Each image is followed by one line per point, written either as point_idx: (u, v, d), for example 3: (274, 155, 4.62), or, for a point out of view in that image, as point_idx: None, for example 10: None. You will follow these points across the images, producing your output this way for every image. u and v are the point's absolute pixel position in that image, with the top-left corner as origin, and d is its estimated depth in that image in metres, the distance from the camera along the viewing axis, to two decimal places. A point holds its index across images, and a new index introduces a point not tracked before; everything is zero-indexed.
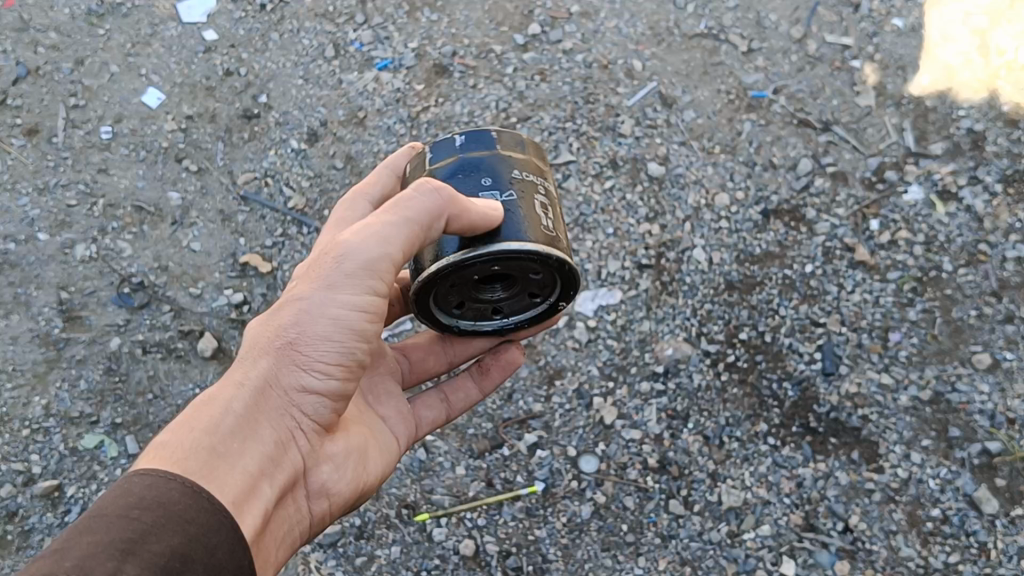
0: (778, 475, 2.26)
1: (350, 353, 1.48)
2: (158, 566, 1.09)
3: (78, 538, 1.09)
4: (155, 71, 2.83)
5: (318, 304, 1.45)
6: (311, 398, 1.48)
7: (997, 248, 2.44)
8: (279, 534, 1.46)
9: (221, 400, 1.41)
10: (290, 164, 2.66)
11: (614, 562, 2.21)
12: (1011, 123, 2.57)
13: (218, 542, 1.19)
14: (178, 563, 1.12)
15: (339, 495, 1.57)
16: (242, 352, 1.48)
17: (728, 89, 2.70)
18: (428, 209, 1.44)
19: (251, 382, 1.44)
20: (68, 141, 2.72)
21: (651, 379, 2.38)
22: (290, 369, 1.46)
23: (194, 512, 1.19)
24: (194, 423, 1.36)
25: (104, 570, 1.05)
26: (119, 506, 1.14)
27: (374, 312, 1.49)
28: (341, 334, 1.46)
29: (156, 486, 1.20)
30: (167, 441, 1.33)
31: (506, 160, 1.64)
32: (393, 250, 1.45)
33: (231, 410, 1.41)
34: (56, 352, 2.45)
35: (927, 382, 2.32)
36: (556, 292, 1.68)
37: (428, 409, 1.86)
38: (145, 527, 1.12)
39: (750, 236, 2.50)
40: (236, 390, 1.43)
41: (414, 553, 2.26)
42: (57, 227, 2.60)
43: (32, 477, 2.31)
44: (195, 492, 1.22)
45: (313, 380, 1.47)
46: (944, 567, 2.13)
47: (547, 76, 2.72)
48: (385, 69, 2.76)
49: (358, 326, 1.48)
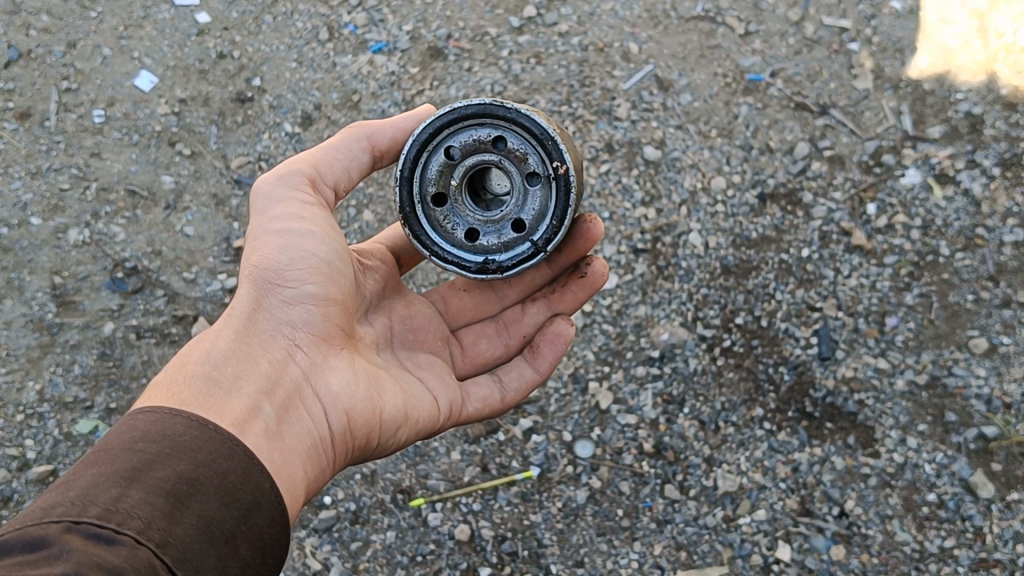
0: (774, 459, 2.28)
1: (315, 252, 1.57)
2: (164, 489, 1.14)
3: (85, 471, 1.14)
4: (148, 54, 2.78)
5: (267, 225, 1.59)
6: (295, 310, 1.55)
7: (994, 232, 2.43)
8: (303, 447, 1.47)
9: (210, 338, 1.52)
10: (285, 148, 2.65)
11: (610, 546, 2.25)
12: (1010, 106, 2.54)
13: (229, 467, 1.24)
14: (186, 486, 1.16)
15: (361, 407, 1.57)
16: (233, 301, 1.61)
17: (726, 72, 2.67)
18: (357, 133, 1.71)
19: (233, 314, 1.55)
20: (60, 125, 2.69)
21: (647, 363, 2.37)
22: (266, 291, 1.56)
23: (202, 441, 1.25)
24: (186, 360, 1.48)
25: (109, 494, 1.10)
26: (124, 442, 1.20)
27: (320, 220, 1.61)
28: (297, 241, 1.57)
29: (162, 421, 1.26)
30: (164, 382, 1.44)
31: None
32: (300, 166, 1.67)
33: (216, 337, 1.51)
34: (50, 337, 2.46)
35: (923, 366, 2.33)
36: (543, 159, 1.57)
37: (476, 386, 1.85)
38: (150, 456, 1.18)
39: (747, 220, 2.49)
40: (222, 324, 1.54)
41: (409, 538, 2.27)
42: (50, 211, 2.59)
43: (27, 462, 2.36)
44: (202, 425, 1.27)
45: (289, 292, 1.55)
46: (940, 552, 2.17)
47: (543, 59, 2.68)
48: (380, 52, 2.73)
49: (311, 231, 1.58)
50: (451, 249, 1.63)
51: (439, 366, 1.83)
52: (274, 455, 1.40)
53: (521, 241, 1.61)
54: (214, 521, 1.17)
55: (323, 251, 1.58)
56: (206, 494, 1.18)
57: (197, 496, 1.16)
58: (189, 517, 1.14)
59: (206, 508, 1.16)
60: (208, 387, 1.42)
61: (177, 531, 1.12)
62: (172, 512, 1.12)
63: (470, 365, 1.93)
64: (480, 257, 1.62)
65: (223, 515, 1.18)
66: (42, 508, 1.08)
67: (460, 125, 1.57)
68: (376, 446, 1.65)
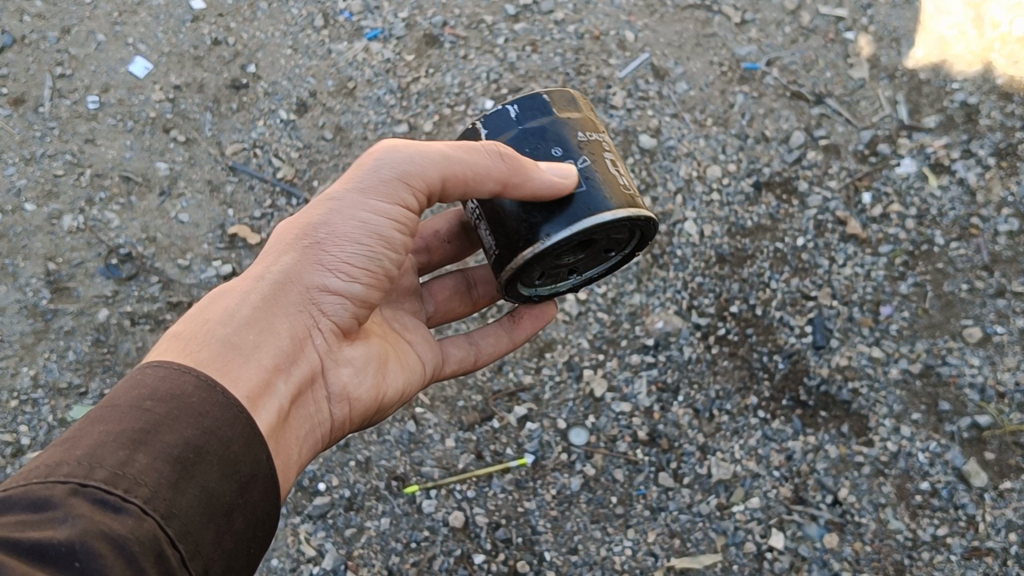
0: (768, 448, 2.27)
1: (376, 250, 1.53)
2: (171, 456, 1.11)
3: (91, 428, 1.11)
4: (143, 40, 2.78)
5: (348, 206, 1.51)
6: (332, 298, 1.52)
7: (989, 222, 2.42)
8: (304, 437, 1.49)
9: (240, 294, 1.47)
10: (279, 135, 2.65)
11: (603, 534, 2.23)
12: (1005, 96, 2.55)
13: (233, 436, 1.19)
14: (191, 454, 1.13)
15: (359, 400, 1.60)
16: (269, 249, 1.54)
17: (721, 61, 2.68)
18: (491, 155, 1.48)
19: (269, 275, 1.50)
20: (54, 111, 2.68)
21: (641, 351, 2.38)
22: (311, 268, 1.51)
23: (209, 405, 1.20)
24: (210, 314, 1.43)
25: (116, 458, 1.07)
26: (132, 399, 1.16)
27: (397, 219, 1.54)
28: (367, 237, 1.51)
29: (170, 376, 1.21)
30: (187, 333, 1.40)
31: (568, 123, 1.63)
32: (428, 169, 1.51)
33: (249, 299, 1.46)
34: (44, 323, 2.43)
35: (917, 356, 2.32)
36: (633, 244, 1.70)
37: (453, 347, 1.89)
38: (158, 419, 1.14)
39: (742, 209, 2.49)
40: (257, 282, 1.49)
41: (403, 525, 2.25)
42: (44, 197, 2.58)
43: (20, 449, 2.31)
44: (211, 386, 1.22)
45: (335, 281, 1.52)
46: (933, 540, 2.14)
47: (539, 47, 2.70)
48: (375, 39, 2.75)
49: (385, 232, 1.53)
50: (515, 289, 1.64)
51: (422, 329, 1.83)
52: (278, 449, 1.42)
53: (565, 279, 1.74)
54: (215, 493, 1.13)
55: (382, 250, 1.54)
56: (210, 464, 1.14)
57: (202, 466, 1.13)
58: (192, 487, 1.11)
59: (209, 480, 1.13)
60: (233, 356, 1.38)
61: (181, 502, 1.09)
62: (177, 482, 1.10)
63: (437, 319, 2.03)
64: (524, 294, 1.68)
65: (224, 488, 1.15)
66: (47, 465, 1.05)
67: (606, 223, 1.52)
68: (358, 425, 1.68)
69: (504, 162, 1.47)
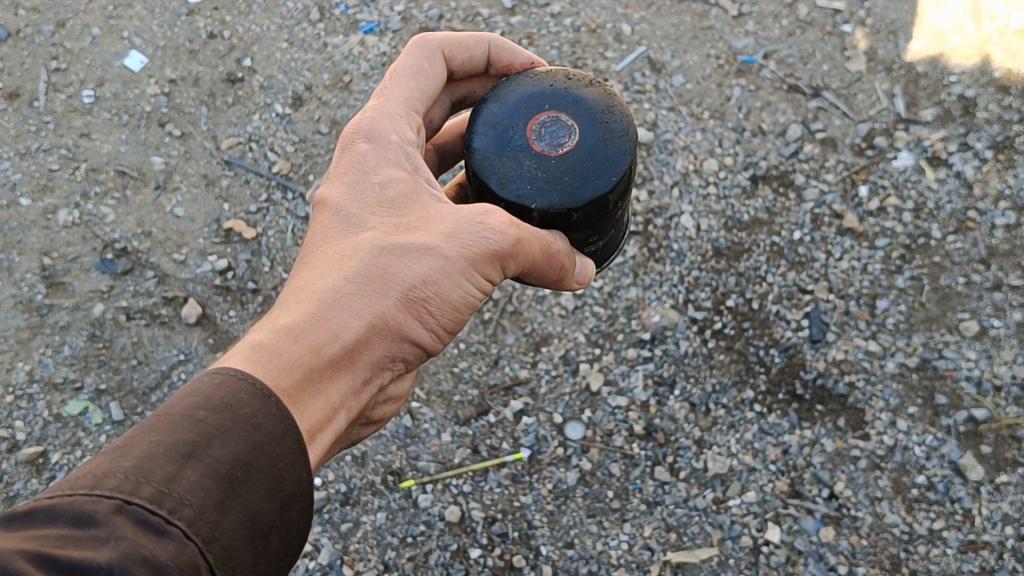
0: (765, 441, 2.27)
1: (463, 315, 1.38)
2: (219, 474, 1.00)
3: (142, 437, 1.00)
4: (137, 34, 2.78)
5: (461, 270, 1.32)
6: (414, 347, 1.36)
7: (986, 215, 2.42)
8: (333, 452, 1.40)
9: (331, 321, 1.25)
10: (275, 129, 2.64)
11: (600, 528, 2.23)
12: (1003, 89, 2.54)
13: (281, 451, 1.06)
14: (240, 473, 1.01)
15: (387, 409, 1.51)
16: (365, 266, 1.31)
17: (718, 54, 2.68)
18: (556, 271, 1.42)
19: (361, 314, 1.28)
20: (49, 105, 2.68)
21: (637, 345, 2.38)
22: (408, 315, 1.32)
23: (264, 418, 1.06)
24: (294, 343, 1.21)
25: (162, 474, 0.96)
26: (184, 406, 1.04)
27: (490, 284, 1.38)
28: (464, 304, 1.36)
29: (224, 384, 1.07)
30: (269, 354, 1.17)
31: (619, 206, 1.47)
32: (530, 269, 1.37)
33: (341, 339, 1.25)
34: (39, 318, 2.43)
35: (914, 350, 2.31)
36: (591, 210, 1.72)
37: None
38: (211, 429, 1.02)
39: (738, 202, 2.49)
40: (348, 325, 1.26)
41: (399, 519, 2.25)
42: (39, 191, 2.57)
43: (16, 444, 2.30)
44: (266, 395, 1.08)
45: (424, 334, 1.35)
46: (928, 534, 2.14)
47: (535, 39, 2.70)
48: (371, 32, 2.75)
49: (477, 301, 1.38)
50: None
51: None
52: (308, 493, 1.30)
53: None
54: (258, 514, 1.02)
55: (468, 312, 1.39)
56: (257, 482, 1.02)
57: (248, 485, 1.01)
58: (237, 508, 1.00)
59: (253, 500, 1.02)
60: (313, 395, 1.20)
61: (224, 524, 0.98)
62: (222, 502, 0.99)
63: None
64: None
65: (266, 508, 1.03)
66: (94, 474, 0.94)
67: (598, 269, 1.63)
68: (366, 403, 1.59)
69: (558, 272, 1.44)
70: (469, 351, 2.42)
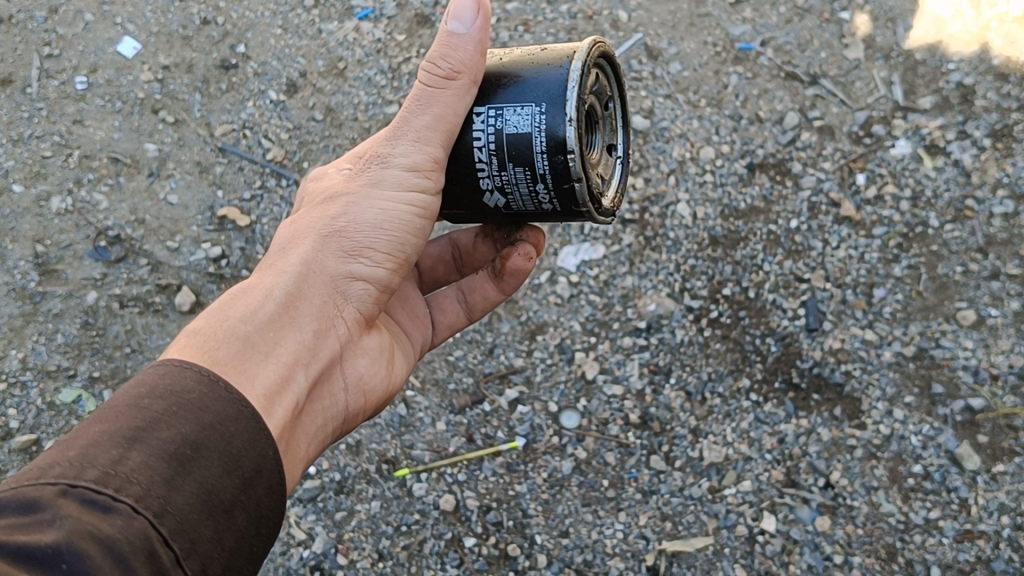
0: (760, 431, 2.26)
1: (404, 245, 1.44)
2: (167, 453, 1.03)
3: (87, 428, 1.03)
4: (131, 19, 2.74)
5: (366, 197, 1.40)
6: (360, 287, 1.40)
7: (984, 204, 2.42)
8: (316, 427, 1.39)
9: (259, 289, 1.33)
10: (269, 116, 2.64)
11: (594, 517, 2.22)
12: (1001, 76, 2.53)
13: (235, 431, 1.11)
14: (189, 451, 1.05)
15: (374, 390, 1.52)
16: (283, 242, 1.40)
17: (715, 41, 2.66)
18: (456, 98, 1.40)
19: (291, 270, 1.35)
20: (42, 92, 2.64)
21: (633, 334, 2.37)
22: (335, 257, 1.38)
23: (210, 400, 1.11)
24: (225, 315, 1.28)
25: (107, 457, 0.99)
26: (130, 396, 1.08)
27: (417, 203, 1.43)
28: (391, 225, 1.41)
29: (170, 374, 1.12)
30: (202, 331, 1.25)
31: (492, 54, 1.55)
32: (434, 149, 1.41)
33: (272, 296, 1.32)
34: (33, 306, 2.41)
35: (910, 339, 2.32)
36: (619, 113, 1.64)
37: (443, 314, 1.82)
38: (155, 415, 1.06)
39: (735, 190, 2.48)
40: (279, 282, 1.34)
41: (394, 508, 2.24)
42: (32, 178, 2.54)
43: (9, 431, 2.30)
44: (212, 381, 1.14)
45: (362, 268, 1.39)
46: (925, 523, 2.15)
47: (531, 27, 2.68)
48: (366, 18, 2.73)
49: (409, 220, 1.42)
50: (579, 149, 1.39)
51: (411, 300, 1.75)
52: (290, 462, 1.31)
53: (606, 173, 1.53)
54: (215, 489, 1.05)
55: (404, 236, 1.42)
56: (210, 459, 1.06)
57: (201, 462, 1.05)
58: (190, 484, 1.03)
59: (208, 476, 1.05)
60: (247, 349, 1.25)
61: (177, 499, 1.01)
62: (172, 478, 1.02)
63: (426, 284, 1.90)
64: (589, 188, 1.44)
65: (224, 484, 1.07)
66: (39, 467, 0.99)
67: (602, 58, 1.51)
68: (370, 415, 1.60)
69: (450, 80, 1.39)
70: (464, 339, 2.40)
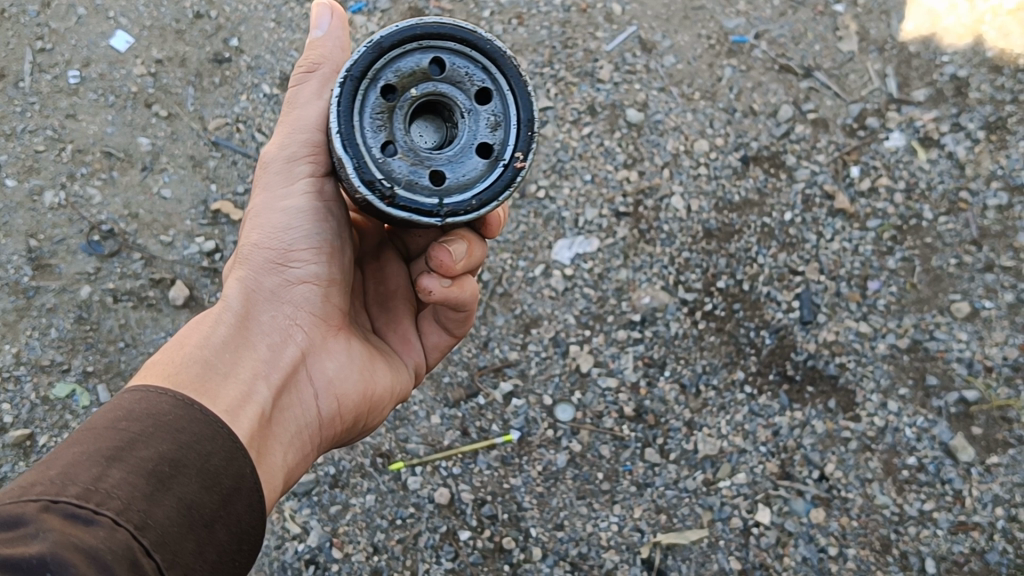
0: (755, 423, 2.28)
1: (320, 233, 1.52)
2: (146, 470, 1.06)
3: (66, 449, 1.06)
4: (124, 13, 2.67)
5: (268, 204, 1.52)
6: (301, 287, 1.52)
7: (978, 196, 2.44)
8: (291, 435, 1.45)
9: (210, 318, 1.44)
10: (263, 110, 2.62)
11: (590, 509, 2.24)
12: (995, 69, 2.54)
13: (213, 450, 1.15)
14: (168, 468, 1.08)
15: (348, 392, 1.57)
16: (228, 279, 1.53)
17: (710, 34, 2.60)
18: (318, 83, 1.52)
19: (232, 297, 1.48)
20: (35, 86, 2.60)
21: (627, 327, 2.35)
22: (266, 270, 1.51)
23: (186, 421, 1.16)
24: (184, 344, 1.37)
25: (89, 474, 1.02)
26: (107, 420, 1.12)
27: (319, 191, 1.52)
28: (299, 220, 1.51)
29: (146, 398, 1.17)
30: (163, 359, 1.35)
31: None
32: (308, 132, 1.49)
33: (222, 323, 1.43)
34: (26, 301, 2.41)
35: (905, 331, 2.35)
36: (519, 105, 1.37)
37: (430, 330, 1.83)
38: (133, 435, 1.10)
39: (729, 182, 2.45)
40: (224, 307, 1.46)
41: (388, 502, 2.23)
42: (25, 173, 2.53)
43: (2, 426, 2.33)
44: (188, 404, 1.18)
45: (294, 272, 1.52)
46: (920, 515, 2.21)
47: (525, 20, 2.58)
48: (359, 12, 2.60)
49: (315, 209, 1.51)
50: (345, 130, 1.31)
51: (396, 322, 1.79)
52: (269, 468, 1.37)
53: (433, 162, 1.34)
54: (195, 504, 1.09)
55: (323, 229, 1.52)
56: (189, 476, 1.09)
57: (180, 478, 1.08)
58: (170, 499, 1.06)
59: (188, 491, 1.08)
60: (205, 370, 1.34)
61: (157, 513, 1.04)
62: (152, 494, 1.05)
63: None
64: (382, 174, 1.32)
65: (203, 499, 1.10)
66: (20, 486, 1.01)
67: (441, 40, 1.34)
68: (359, 426, 1.66)
69: (311, 72, 1.53)
70: None
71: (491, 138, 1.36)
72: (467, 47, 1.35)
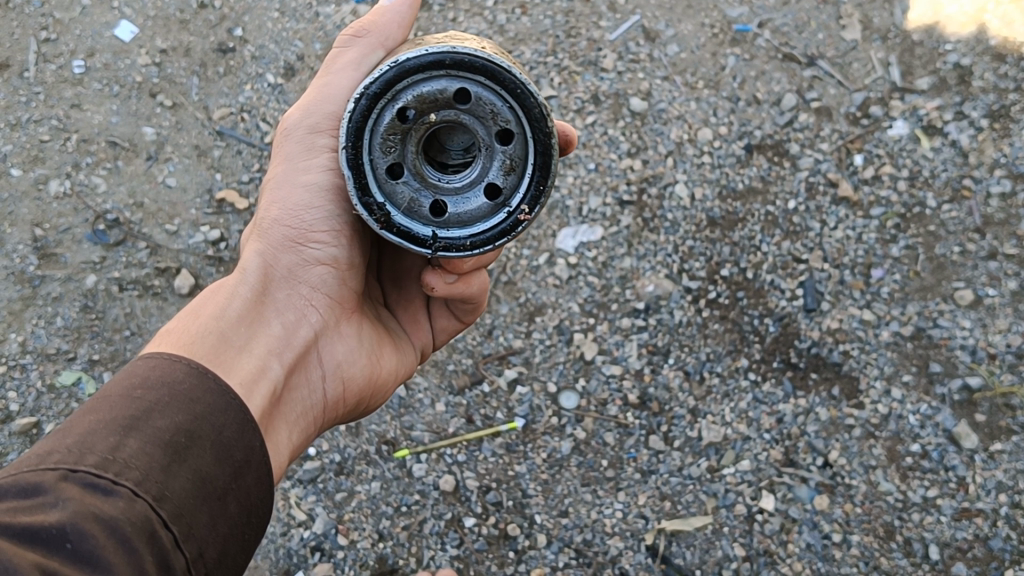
0: (758, 410, 2.29)
1: (341, 215, 1.50)
2: (162, 441, 1.07)
3: (82, 418, 1.07)
4: (127, 3, 2.67)
5: (293, 175, 1.50)
6: (316, 268, 1.51)
7: (982, 183, 2.44)
8: (296, 414, 1.47)
9: (226, 288, 1.44)
10: (267, 99, 2.61)
11: (594, 496, 2.25)
12: (998, 57, 2.53)
13: (225, 421, 1.15)
14: (183, 439, 1.09)
15: (353, 376, 1.58)
16: (246, 247, 1.52)
17: (713, 22, 2.58)
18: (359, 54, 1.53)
19: (249, 270, 1.48)
20: (39, 76, 2.61)
21: (631, 315, 2.35)
22: (285, 247, 1.50)
23: (201, 392, 1.15)
24: (198, 315, 1.38)
25: (106, 445, 1.03)
26: (122, 388, 1.12)
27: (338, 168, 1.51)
28: (319, 198, 1.49)
29: (162, 366, 1.17)
30: (177, 328, 1.36)
31: None
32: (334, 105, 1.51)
33: (236, 295, 1.43)
34: (32, 290, 2.43)
35: (908, 318, 2.35)
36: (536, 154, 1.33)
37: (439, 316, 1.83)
38: (149, 405, 1.10)
39: (733, 170, 2.45)
40: (240, 280, 1.46)
41: (394, 489, 2.25)
42: (30, 162, 2.53)
43: (9, 414, 2.35)
44: (203, 372, 1.17)
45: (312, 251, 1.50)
46: (923, 501, 2.22)
47: (529, 9, 2.58)
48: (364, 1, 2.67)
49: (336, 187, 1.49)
50: (351, 149, 1.32)
51: (408, 306, 1.80)
52: (272, 446, 1.39)
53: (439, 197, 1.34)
54: (209, 476, 1.09)
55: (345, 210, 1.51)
56: (203, 448, 1.10)
57: (195, 450, 1.09)
58: (185, 471, 1.07)
59: (202, 463, 1.09)
60: (220, 343, 1.35)
61: (173, 485, 1.05)
62: (168, 465, 1.06)
63: None
64: (384, 195, 1.35)
65: (216, 472, 1.11)
66: (37, 454, 1.02)
67: (469, 73, 1.28)
68: (361, 408, 1.68)
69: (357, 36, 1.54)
70: None
71: (500, 181, 1.34)
72: (496, 83, 1.28)
